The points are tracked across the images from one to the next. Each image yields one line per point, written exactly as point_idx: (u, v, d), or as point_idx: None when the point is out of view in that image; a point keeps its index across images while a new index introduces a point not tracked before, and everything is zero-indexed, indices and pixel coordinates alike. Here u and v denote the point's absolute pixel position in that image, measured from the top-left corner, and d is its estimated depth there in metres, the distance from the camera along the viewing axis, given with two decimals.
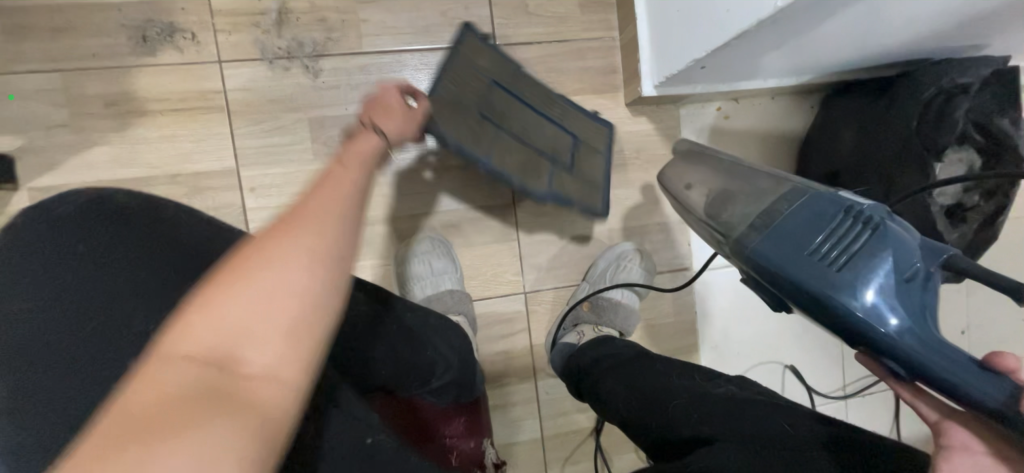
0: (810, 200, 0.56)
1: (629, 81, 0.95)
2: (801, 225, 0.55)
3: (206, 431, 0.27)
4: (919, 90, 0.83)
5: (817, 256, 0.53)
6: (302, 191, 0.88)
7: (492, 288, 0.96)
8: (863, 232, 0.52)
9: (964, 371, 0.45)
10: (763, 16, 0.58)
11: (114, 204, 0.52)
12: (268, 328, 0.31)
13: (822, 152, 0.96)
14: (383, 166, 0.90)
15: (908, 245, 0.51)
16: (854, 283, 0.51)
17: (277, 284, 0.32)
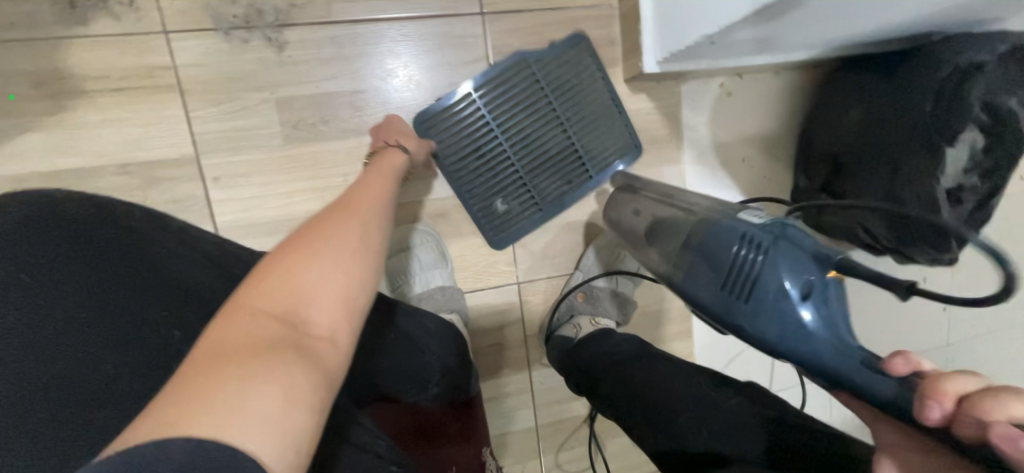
0: (711, 231, 0.60)
1: (629, 55, 0.87)
2: (707, 259, 0.60)
3: (283, 371, 0.31)
4: (932, 70, 0.79)
5: (729, 289, 0.57)
6: (273, 180, 0.79)
7: (484, 279, 0.91)
8: (760, 258, 0.54)
9: (859, 374, 0.48)
10: None
11: (74, 214, 0.44)
12: (332, 294, 0.37)
13: (824, 131, 0.94)
14: (362, 151, 0.82)
15: (802, 253, 0.54)
16: (762, 308, 0.54)
17: (348, 256, 0.39)
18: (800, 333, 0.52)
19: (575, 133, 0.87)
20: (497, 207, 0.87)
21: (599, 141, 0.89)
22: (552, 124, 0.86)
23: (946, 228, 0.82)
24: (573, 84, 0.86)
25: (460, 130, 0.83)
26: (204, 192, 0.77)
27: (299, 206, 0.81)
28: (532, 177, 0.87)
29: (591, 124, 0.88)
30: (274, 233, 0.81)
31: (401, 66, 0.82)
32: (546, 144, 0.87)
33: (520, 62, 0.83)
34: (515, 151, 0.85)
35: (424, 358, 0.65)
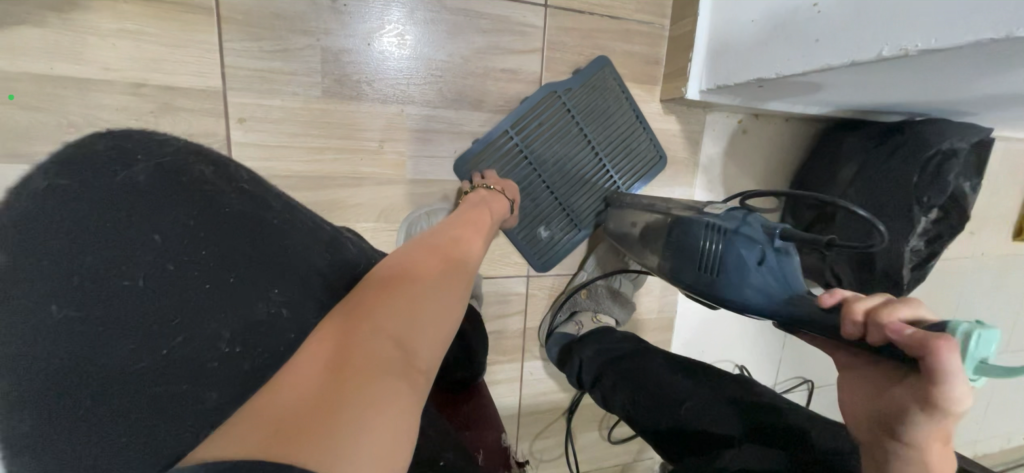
0: (688, 226, 0.71)
1: (671, 77, 0.91)
2: (684, 246, 0.71)
3: (393, 399, 0.33)
4: (922, 147, 0.88)
5: (707, 269, 0.68)
6: (303, 133, 0.74)
7: (497, 267, 0.92)
8: (724, 238, 0.66)
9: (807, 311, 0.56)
10: (859, 59, 0.57)
11: (184, 175, 0.41)
12: (434, 337, 0.40)
13: (817, 183, 1.04)
14: (402, 120, 0.79)
15: (756, 232, 0.64)
16: (732, 278, 0.65)
17: (448, 305, 0.43)
18: (755, 289, 0.63)
19: (605, 153, 0.91)
20: (541, 234, 0.91)
21: (631, 158, 0.93)
22: (583, 148, 0.90)
23: (902, 282, 0.94)
24: (602, 107, 0.89)
25: (503, 165, 0.85)
26: (225, 131, 0.71)
27: (326, 164, 0.77)
28: (569, 202, 0.91)
29: (622, 144, 0.92)
30: (294, 188, 0.76)
31: (395, 27, 0.75)
32: (582, 166, 0.90)
33: (548, 94, 0.86)
34: (557, 183, 0.89)
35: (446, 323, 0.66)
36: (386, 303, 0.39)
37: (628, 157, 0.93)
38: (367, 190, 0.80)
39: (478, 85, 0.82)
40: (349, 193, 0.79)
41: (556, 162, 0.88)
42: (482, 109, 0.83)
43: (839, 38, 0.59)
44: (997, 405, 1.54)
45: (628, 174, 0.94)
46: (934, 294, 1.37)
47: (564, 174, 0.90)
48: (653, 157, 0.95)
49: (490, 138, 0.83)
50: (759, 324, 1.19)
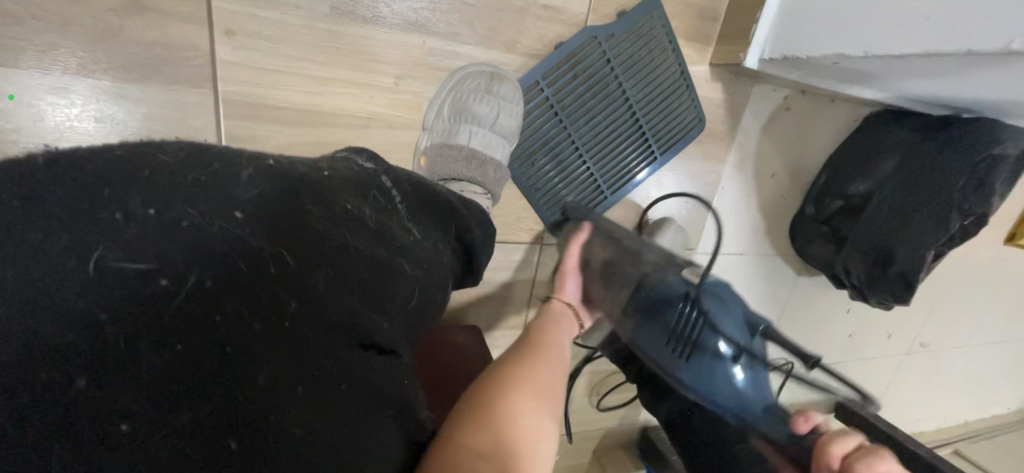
0: (658, 286, 0.65)
1: (726, 38, 0.81)
2: (658, 319, 0.65)
3: None
4: (977, 147, 0.81)
5: (676, 349, 0.65)
6: (304, 57, 0.63)
7: (511, 233, 0.82)
8: (697, 320, 0.62)
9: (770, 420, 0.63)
10: (978, 49, 0.49)
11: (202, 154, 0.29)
12: (539, 439, 0.40)
13: (853, 168, 0.99)
14: (424, 55, 0.67)
15: (730, 312, 0.63)
16: (695, 370, 0.64)
17: (541, 412, 0.43)
18: (715, 387, 0.64)
19: (642, 113, 0.81)
20: (565, 200, 0.81)
21: (672, 120, 0.84)
22: (618, 105, 0.79)
23: (916, 284, 0.89)
24: (646, 59, 0.78)
25: (530, 122, 0.76)
26: (210, 45, 0.59)
27: (330, 98, 0.65)
28: (598, 166, 0.82)
29: (663, 102, 0.82)
30: (291, 124, 0.65)
31: None
32: (615, 125, 0.81)
33: (586, 40, 0.74)
34: (586, 148, 0.80)
35: (467, 281, 0.58)
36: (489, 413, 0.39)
37: (666, 121, 0.83)
38: (376, 133, 0.69)
39: (515, 22, 0.71)
40: (355, 135, 0.68)
41: (589, 120, 0.79)
42: (516, 52, 0.72)
43: (951, 13, 0.50)
44: (975, 402, 1.58)
45: (664, 138, 0.84)
46: (938, 298, 1.36)
47: (595, 137, 0.80)
48: (694, 117, 0.85)
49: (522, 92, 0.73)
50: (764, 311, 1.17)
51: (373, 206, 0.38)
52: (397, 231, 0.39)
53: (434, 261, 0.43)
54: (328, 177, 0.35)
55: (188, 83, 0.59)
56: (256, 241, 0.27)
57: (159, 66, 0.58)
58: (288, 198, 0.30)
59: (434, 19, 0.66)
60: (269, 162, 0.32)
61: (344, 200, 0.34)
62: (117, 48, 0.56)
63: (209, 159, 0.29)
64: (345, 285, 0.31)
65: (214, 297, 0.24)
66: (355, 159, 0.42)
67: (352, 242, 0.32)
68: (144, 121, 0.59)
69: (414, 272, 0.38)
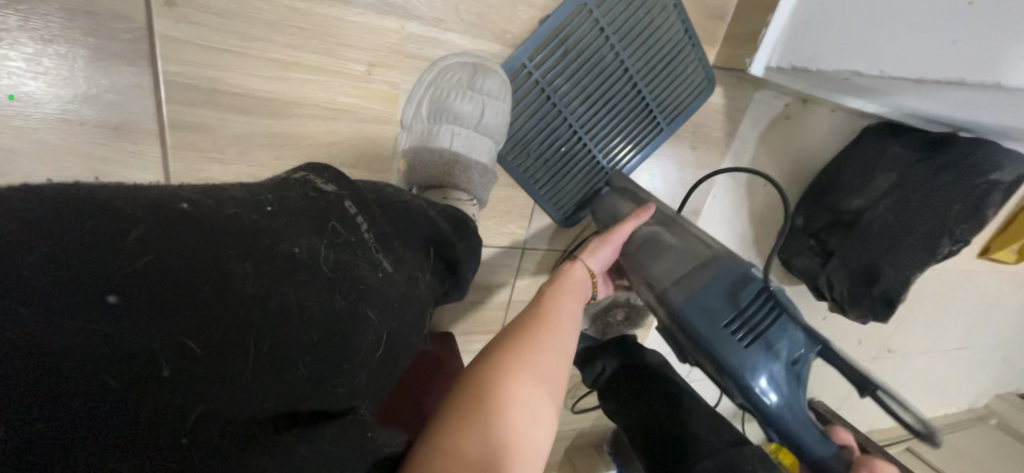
0: (727, 270, 0.54)
1: (732, 40, 0.76)
2: (714, 294, 0.54)
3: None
4: (972, 176, 0.77)
5: (731, 331, 0.52)
6: (261, 35, 0.55)
7: (492, 238, 0.75)
8: (774, 314, 0.52)
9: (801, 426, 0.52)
10: (1004, 82, 0.45)
11: (108, 210, 0.24)
12: (540, 417, 0.38)
13: (851, 184, 0.94)
14: (402, 40, 0.60)
15: (796, 307, 0.52)
16: (756, 366, 0.51)
17: (541, 397, 0.39)
18: (776, 374, 0.51)
19: (645, 88, 0.73)
20: (559, 192, 0.74)
21: (678, 90, 0.75)
22: (617, 80, 0.71)
23: (896, 303, 0.87)
24: (647, 27, 0.70)
25: (521, 111, 0.68)
26: (148, 17, 0.50)
27: (292, 83, 0.57)
28: (600, 150, 0.74)
29: (668, 76, 0.74)
30: (248, 111, 0.57)
31: None
32: (616, 104, 0.72)
33: (577, 11, 0.65)
34: (582, 133, 0.72)
35: (453, 296, 0.53)
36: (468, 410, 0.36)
37: (672, 99, 0.75)
38: (345, 126, 0.61)
39: (506, 8, 0.64)
40: (321, 126, 0.60)
41: (589, 101, 0.71)
42: (507, 43, 0.65)
43: (982, 40, 0.47)
44: (938, 404, 1.62)
45: (668, 117, 0.76)
46: (915, 308, 1.38)
47: (591, 121, 0.72)
48: (702, 84, 0.77)
49: (507, 78, 0.65)
50: None
51: (330, 243, 0.33)
52: (361, 269, 0.34)
53: (408, 297, 0.39)
54: (269, 221, 0.31)
55: (122, 59, 0.51)
56: (143, 334, 0.22)
57: (82, 37, 0.49)
58: (205, 260, 0.26)
59: (414, 1, 0.59)
60: (181, 208, 0.27)
61: (290, 242, 0.30)
62: (32, 16, 0.47)
63: (92, 222, 0.23)
64: (287, 358, 0.27)
65: (72, 421, 0.19)
66: (312, 179, 0.37)
67: (292, 299, 0.28)
68: (69, 102, 0.50)
69: (380, 317, 0.34)
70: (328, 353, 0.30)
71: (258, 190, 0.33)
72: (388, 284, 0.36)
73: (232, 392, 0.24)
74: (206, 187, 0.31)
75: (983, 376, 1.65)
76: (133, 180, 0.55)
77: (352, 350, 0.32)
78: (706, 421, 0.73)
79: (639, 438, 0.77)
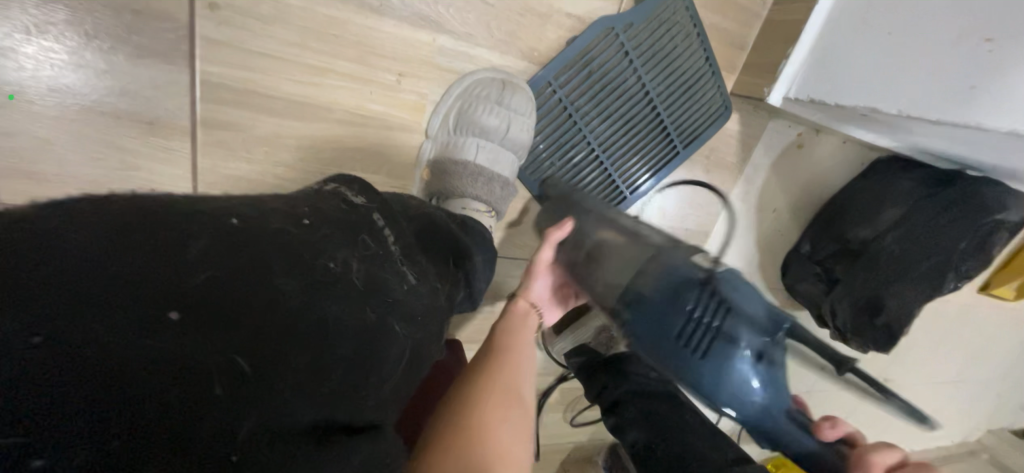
0: (665, 266, 0.54)
1: (752, 68, 0.77)
2: (663, 301, 0.53)
3: None
4: (978, 214, 0.78)
5: (683, 341, 0.53)
6: (297, 41, 0.56)
7: (505, 249, 0.77)
8: (722, 312, 0.52)
9: (777, 414, 0.53)
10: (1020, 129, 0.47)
11: (168, 225, 0.25)
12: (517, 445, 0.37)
13: (858, 215, 0.94)
14: (433, 52, 0.61)
15: (739, 288, 0.52)
16: (715, 370, 0.53)
17: (518, 417, 0.40)
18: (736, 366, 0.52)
19: (664, 110, 0.74)
20: None
21: (696, 114, 0.76)
22: (638, 101, 0.72)
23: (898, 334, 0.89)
24: (669, 51, 0.71)
25: (542, 127, 0.70)
26: (190, 18, 0.52)
27: (324, 88, 0.59)
28: (616, 169, 0.74)
29: (687, 102, 0.75)
30: (278, 113, 0.58)
31: None
32: (635, 125, 0.74)
33: (603, 32, 0.67)
34: (601, 152, 0.73)
35: (465, 306, 0.52)
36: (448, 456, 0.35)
37: (688, 124, 0.76)
38: (372, 133, 0.63)
39: (535, 27, 0.65)
40: (348, 132, 0.62)
41: (608, 119, 0.72)
42: (533, 60, 0.67)
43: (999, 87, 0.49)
44: (932, 438, 1.62)
45: (685, 142, 0.77)
46: (913, 340, 1.38)
47: (611, 141, 0.73)
48: (720, 109, 0.78)
49: (534, 95, 0.66)
50: None
51: (361, 255, 0.34)
52: (389, 282, 0.35)
53: (431, 309, 0.39)
54: (308, 234, 0.31)
55: (163, 57, 0.52)
56: (200, 345, 0.23)
57: (125, 34, 0.50)
58: (253, 276, 0.27)
59: (447, 16, 0.60)
60: (230, 223, 0.28)
61: (327, 256, 0.31)
62: (78, 12, 0.48)
63: (153, 237, 0.24)
64: (324, 370, 0.28)
65: (133, 426, 0.20)
66: (345, 193, 0.38)
67: (330, 311, 0.29)
68: (107, 96, 0.51)
69: (405, 329, 0.35)
70: (359, 368, 0.30)
71: (293, 202, 0.34)
72: (414, 299, 0.37)
73: (272, 405, 0.25)
74: (250, 201, 0.32)
75: (977, 411, 1.65)
76: (161, 174, 0.56)
77: (380, 364, 0.32)
78: (707, 438, 0.74)
79: (642, 455, 0.77)
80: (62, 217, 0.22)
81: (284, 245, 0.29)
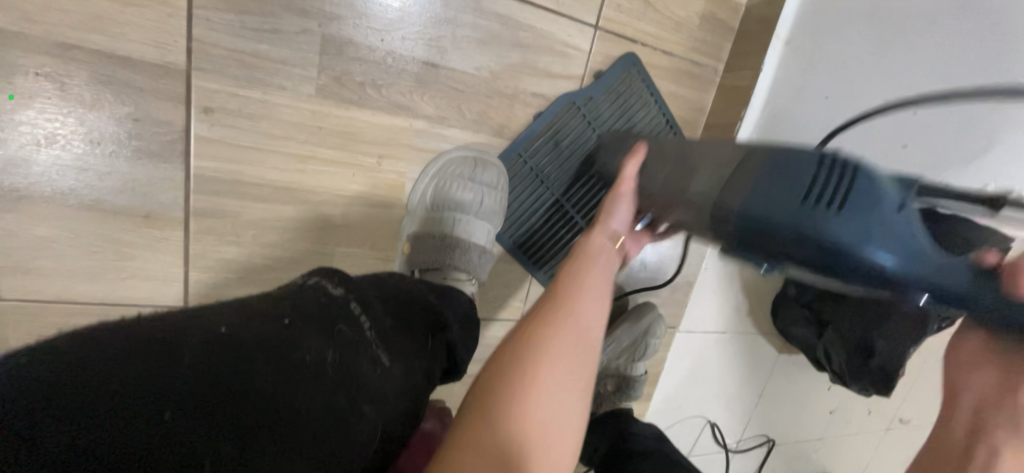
0: (777, 158, 0.46)
1: (712, 129, 0.83)
2: (768, 183, 0.45)
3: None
4: None
5: (811, 197, 0.42)
6: (284, 135, 0.61)
7: (488, 310, 0.79)
8: (848, 175, 0.42)
9: (934, 268, 0.41)
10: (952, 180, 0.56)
11: (163, 341, 0.30)
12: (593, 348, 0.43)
13: None
14: (410, 136, 0.66)
15: (882, 176, 0.43)
16: (862, 216, 0.40)
17: (573, 394, 0.40)
18: (881, 233, 0.40)
19: None
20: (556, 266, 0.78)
21: None
22: None
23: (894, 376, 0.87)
24: (629, 119, 0.76)
25: (515, 194, 0.74)
26: (186, 122, 0.57)
27: (310, 174, 0.63)
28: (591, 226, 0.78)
29: None
30: (266, 200, 0.62)
31: (397, 9, 0.61)
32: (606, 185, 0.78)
33: (565, 106, 0.73)
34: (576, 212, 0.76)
35: (453, 376, 0.53)
36: (529, 356, 0.40)
37: None
38: (356, 210, 0.67)
39: (504, 107, 0.70)
40: (333, 211, 0.66)
41: (578, 182, 0.76)
42: (505, 136, 0.72)
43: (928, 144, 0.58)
44: None
45: None
46: None
47: (585, 202, 0.76)
48: None
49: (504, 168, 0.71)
50: (745, 388, 1.14)
51: (336, 344, 0.37)
52: (361, 368, 0.37)
53: (403, 392, 0.41)
54: (284, 332, 0.35)
55: (160, 157, 0.57)
56: (180, 446, 0.27)
57: (125, 139, 0.55)
58: (229, 383, 0.30)
59: (423, 104, 0.66)
60: (215, 330, 0.32)
61: (302, 349, 0.34)
62: (82, 123, 0.52)
63: (145, 356, 0.29)
64: (289, 461, 0.30)
65: None
66: (325, 285, 0.40)
67: (298, 405, 0.32)
68: (106, 194, 0.56)
69: (374, 412, 0.37)
70: (323, 456, 0.32)
71: (276, 302, 0.38)
72: (388, 380, 0.39)
73: None
74: (240, 304, 0.36)
75: None
76: (155, 262, 0.60)
77: (346, 449, 0.34)
78: None
79: None
80: (83, 347, 0.28)
81: (259, 345, 0.33)
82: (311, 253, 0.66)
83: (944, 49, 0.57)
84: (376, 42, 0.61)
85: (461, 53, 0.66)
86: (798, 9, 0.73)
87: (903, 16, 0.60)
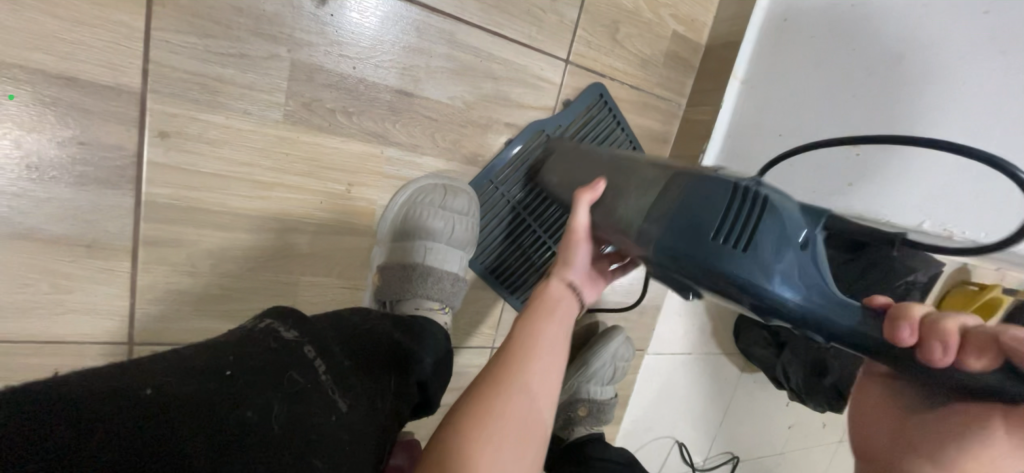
0: (692, 187, 0.46)
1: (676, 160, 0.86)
2: (689, 213, 0.44)
3: None
4: None
5: (718, 237, 0.42)
6: (247, 161, 0.58)
7: (460, 338, 0.78)
8: (753, 210, 0.42)
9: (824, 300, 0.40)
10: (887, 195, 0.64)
11: (89, 408, 0.29)
12: (550, 385, 0.43)
13: None
14: (381, 163, 0.65)
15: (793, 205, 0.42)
16: (767, 259, 0.40)
17: (519, 453, 0.38)
18: (790, 268, 0.40)
19: None
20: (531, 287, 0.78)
21: None
22: None
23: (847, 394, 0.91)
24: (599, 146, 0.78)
25: (486, 218, 0.74)
26: (139, 146, 0.53)
27: (274, 201, 0.61)
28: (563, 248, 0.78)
29: None
30: (227, 229, 0.59)
31: (368, 36, 0.60)
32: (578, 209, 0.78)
33: (536, 133, 0.74)
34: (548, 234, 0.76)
35: (424, 413, 0.52)
36: (459, 436, 0.38)
37: None
38: (322, 238, 0.65)
39: (477, 136, 0.71)
40: (298, 239, 0.63)
41: (546, 205, 0.75)
42: (477, 164, 0.72)
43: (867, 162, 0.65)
44: None
45: None
46: None
47: (557, 224, 0.76)
48: None
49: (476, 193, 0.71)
50: (712, 407, 1.16)
51: (285, 397, 0.35)
52: (314, 418, 0.35)
53: (363, 438, 0.38)
54: (225, 388, 0.33)
55: (107, 183, 0.53)
56: None
57: (68, 163, 0.51)
58: (157, 451, 0.29)
59: (395, 131, 0.65)
60: (144, 393, 0.31)
61: (244, 406, 0.33)
62: (17, 145, 0.48)
63: (68, 427, 0.28)
64: None
65: None
66: (277, 329, 0.39)
67: (235, 469, 0.30)
68: (42, 223, 0.51)
69: (328, 466, 0.34)
70: None
71: (220, 351, 0.36)
72: (345, 427, 0.37)
73: None
74: (179, 357, 0.35)
75: None
76: (97, 295, 0.55)
77: None
78: None
79: None
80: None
81: (191, 407, 0.31)
82: (273, 283, 0.63)
83: (876, 98, 0.63)
84: (345, 67, 0.60)
85: (434, 82, 0.66)
86: (751, 54, 0.79)
87: (844, 65, 0.66)
